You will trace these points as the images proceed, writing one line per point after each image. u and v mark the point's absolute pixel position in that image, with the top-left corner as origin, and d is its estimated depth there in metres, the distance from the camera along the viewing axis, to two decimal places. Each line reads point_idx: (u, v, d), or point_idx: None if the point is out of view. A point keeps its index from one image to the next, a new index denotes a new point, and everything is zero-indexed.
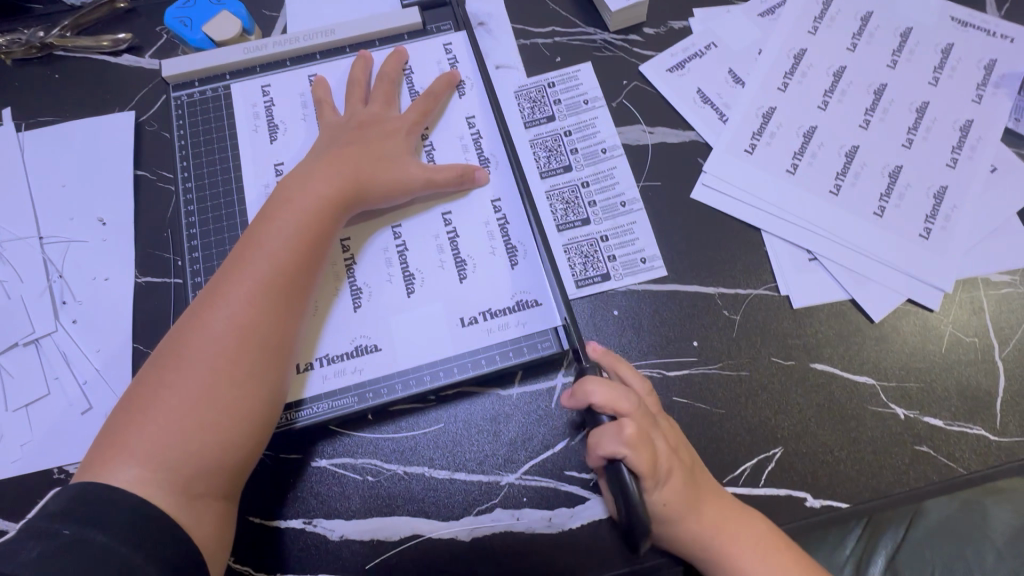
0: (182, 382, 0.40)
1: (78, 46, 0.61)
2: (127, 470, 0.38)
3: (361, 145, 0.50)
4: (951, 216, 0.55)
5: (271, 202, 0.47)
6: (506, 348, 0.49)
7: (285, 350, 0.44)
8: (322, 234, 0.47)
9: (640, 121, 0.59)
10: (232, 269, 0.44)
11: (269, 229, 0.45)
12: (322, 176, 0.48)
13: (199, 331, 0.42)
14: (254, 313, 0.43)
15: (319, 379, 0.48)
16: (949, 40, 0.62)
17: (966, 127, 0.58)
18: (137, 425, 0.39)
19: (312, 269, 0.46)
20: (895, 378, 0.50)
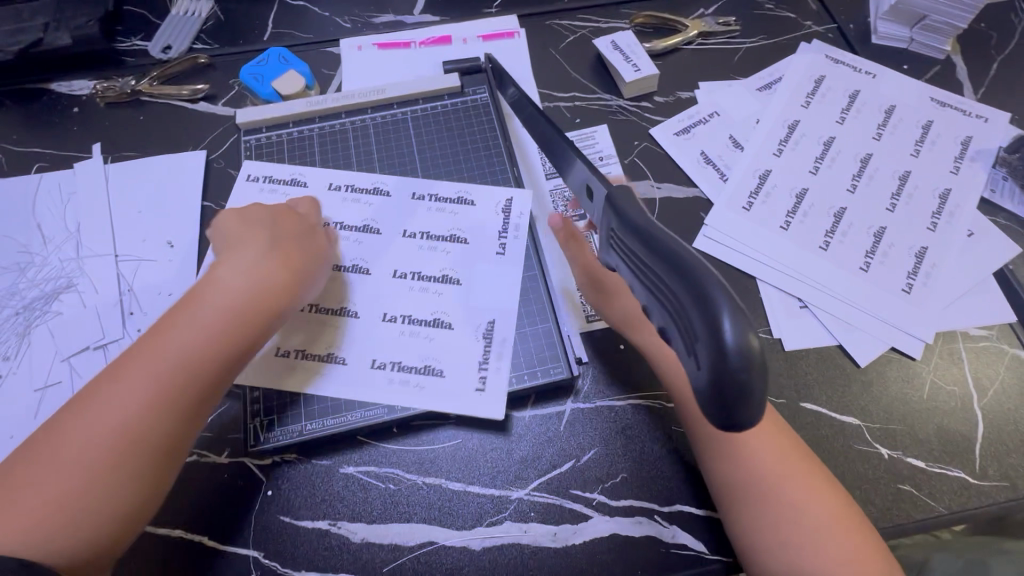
0: (71, 455, 0.41)
1: (163, 93, 0.71)
2: (7, 539, 0.38)
3: (287, 240, 0.52)
4: (931, 273, 0.60)
5: (201, 280, 0.49)
6: (521, 373, 0.55)
7: (184, 435, 0.45)
8: (248, 322, 0.48)
9: (649, 177, 0.66)
10: (140, 348, 0.45)
11: (184, 313, 0.47)
12: (244, 259, 0.50)
13: (99, 396, 0.43)
14: (148, 396, 0.43)
15: (386, 381, 0.54)
16: (928, 117, 0.69)
17: (945, 195, 0.65)
18: (19, 494, 0.40)
19: (219, 353, 0.46)
20: (880, 421, 0.54)
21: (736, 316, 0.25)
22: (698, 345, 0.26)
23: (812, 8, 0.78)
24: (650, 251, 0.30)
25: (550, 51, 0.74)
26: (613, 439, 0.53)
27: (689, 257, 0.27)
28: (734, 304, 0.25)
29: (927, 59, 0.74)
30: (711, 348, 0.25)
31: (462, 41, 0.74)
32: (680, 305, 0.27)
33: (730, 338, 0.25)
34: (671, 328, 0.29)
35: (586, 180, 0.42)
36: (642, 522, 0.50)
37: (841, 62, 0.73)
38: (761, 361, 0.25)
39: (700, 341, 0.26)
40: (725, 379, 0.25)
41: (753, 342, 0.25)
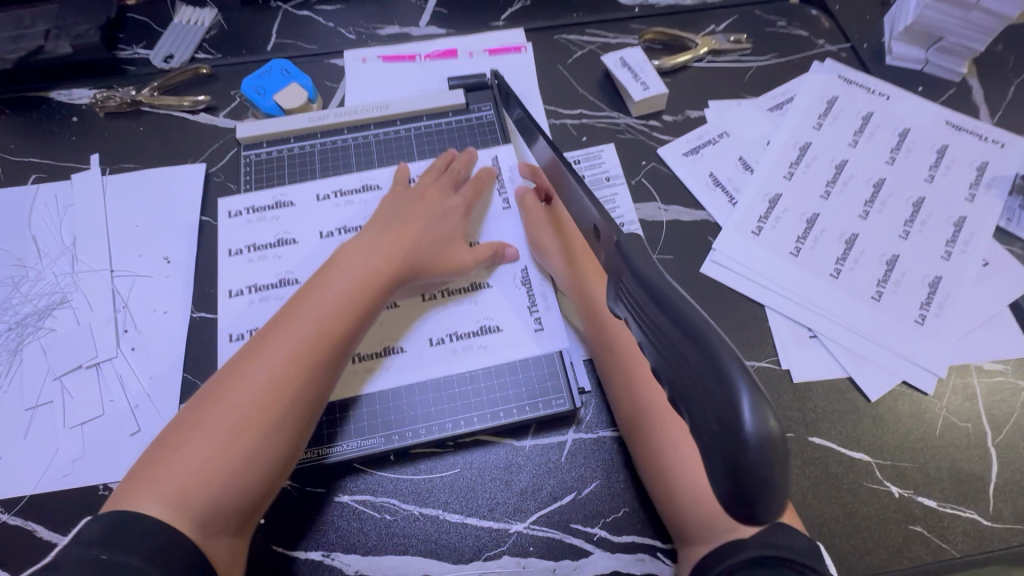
0: (214, 427, 0.44)
1: (163, 103, 0.70)
2: (153, 503, 0.41)
3: (419, 221, 0.56)
4: (945, 304, 0.59)
5: (325, 268, 0.53)
6: (522, 403, 0.53)
7: (312, 405, 0.47)
8: (370, 300, 0.51)
9: (656, 199, 0.65)
10: (277, 327, 0.49)
11: (319, 293, 0.50)
12: (371, 248, 0.53)
13: (242, 378, 0.46)
14: (292, 368, 0.47)
15: (448, 352, 0.56)
16: (943, 141, 0.68)
17: (959, 223, 0.63)
18: (167, 463, 0.43)
19: (353, 330, 0.50)
20: (890, 458, 0.53)
21: (756, 401, 0.24)
22: (713, 424, 0.25)
23: (826, 26, 0.77)
24: (664, 315, 0.29)
25: (558, 67, 0.73)
26: (616, 472, 0.52)
27: (706, 329, 0.27)
28: (754, 388, 0.24)
29: (942, 81, 0.72)
30: (727, 432, 0.24)
31: (468, 55, 0.73)
32: (693, 380, 0.26)
33: (749, 423, 0.24)
34: (680, 401, 0.28)
35: (594, 221, 0.42)
36: (644, 559, 0.49)
37: (854, 82, 0.72)
38: (781, 451, 0.24)
39: (716, 422, 0.25)
40: (740, 464, 0.24)
41: (773, 429, 0.24)
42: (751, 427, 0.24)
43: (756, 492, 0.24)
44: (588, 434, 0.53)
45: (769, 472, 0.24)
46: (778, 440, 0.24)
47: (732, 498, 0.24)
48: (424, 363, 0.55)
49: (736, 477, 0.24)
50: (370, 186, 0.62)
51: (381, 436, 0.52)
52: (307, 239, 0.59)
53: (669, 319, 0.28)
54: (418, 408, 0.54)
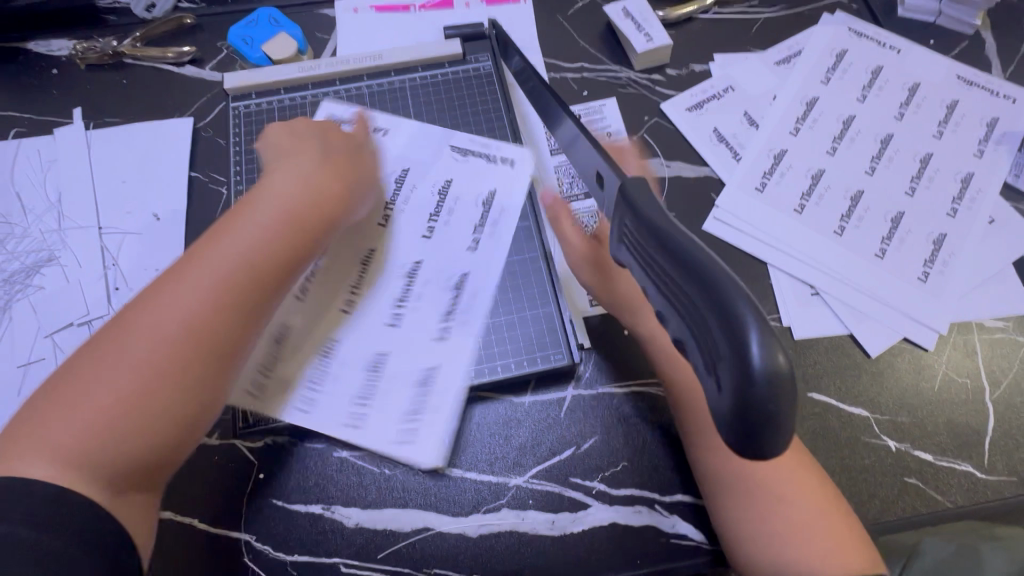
0: (111, 375, 0.38)
1: (148, 55, 0.67)
2: (42, 463, 0.36)
3: (362, 181, 0.52)
4: (948, 261, 0.58)
5: (245, 201, 0.46)
6: (520, 358, 0.53)
7: (231, 350, 0.42)
8: (303, 242, 0.46)
9: (659, 155, 0.63)
10: (187, 264, 0.42)
11: (236, 227, 0.44)
12: (299, 180, 0.47)
13: (144, 318, 0.40)
14: (204, 308, 0.40)
15: (423, 294, 0.53)
16: (954, 97, 0.66)
17: (966, 179, 0.62)
18: (57, 417, 0.37)
19: (280, 270, 0.44)
20: (888, 413, 0.53)
21: (764, 332, 0.23)
22: (721, 358, 0.24)
23: None
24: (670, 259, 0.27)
25: (558, 18, 0.70)
26: (615, 427, 0.52)
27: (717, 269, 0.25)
28: (760, 317, 0.24)
29: (955, 34, 0.70)
30: (734, 368, 0.23)
31: (465, 5, 0.69)
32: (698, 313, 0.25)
33: (756, 357, 0.23)
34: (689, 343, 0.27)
35: (598, 166, 0.39)
36: (641, 511, 0.49)
37: (865, 35, 0.69)
38: (788, 390, 0.23)
39: (724, 351, 0.24)
40: (748, 400, 0.23)
41: (781, 361, 0.23)
42: (758, 361, 0.23)
43: (761, 427, 0.23)
44: (585, 389, 0.53)
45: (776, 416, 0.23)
46: (786, 370, 0.23)
47: (736, 429, 0.24)
48: (395, 313, 0.53)
49: (744, 411, 0.24)
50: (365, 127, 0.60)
51: (340, 394, 0.49)
52: None
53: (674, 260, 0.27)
54: (386, 363, 0.51)
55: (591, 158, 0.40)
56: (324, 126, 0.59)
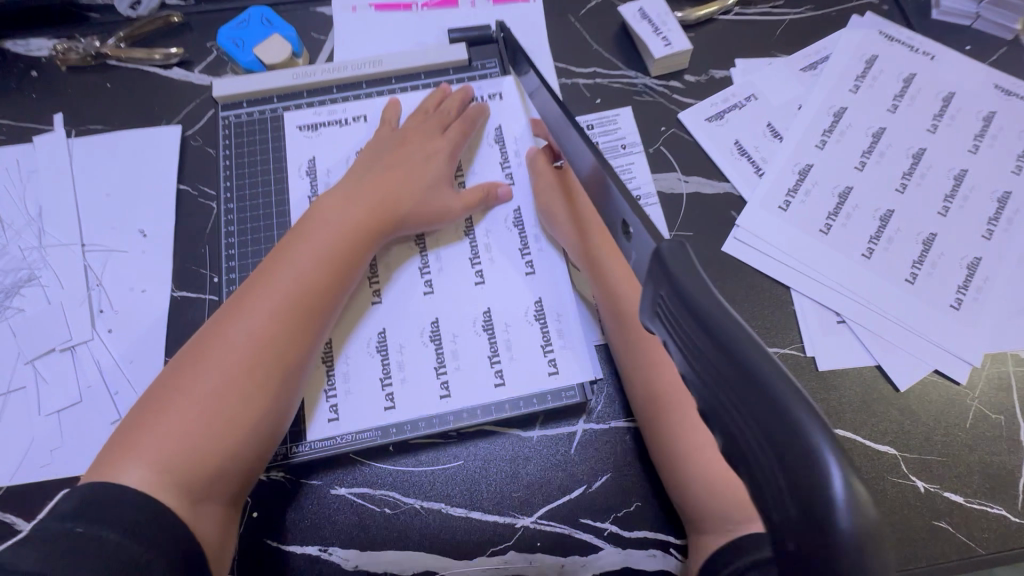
0: (198, 390, 0.41)
1: (133, 57, 0.63)
2: (137, 469, 0.38)
3: (400, 168, 0.52)
4: (983, 288, 0.55)
5: (303, 223, 0.49)
6: (529, 395, 0.49)
7: (302, 364, 0.45)
8: (357, 257, 0.48)
9: (676, 169, 0.59)
10: (257, 287, 0.45)
11: (299, 247, 0.47)
12: (352, 201, 0.49)
13: (222, 339, 0.43)
14: (282, 326, 0.44)
15: (435, 306, 0.51)
16: (991, 108, 0.62)
17: (1004, 199, 0.58)
18: (149, 427, 0.40)
19: (337, 285, 0.47)
20: (917, 451, 0.50)
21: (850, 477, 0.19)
22: (797, 504, 0.20)
23: None
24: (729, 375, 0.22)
25: (570, 19, 0.66)
26: (629, 464, 0.49)
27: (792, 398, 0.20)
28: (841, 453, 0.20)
29: (992, 39, 0.66)
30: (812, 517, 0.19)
31: (470, 4, 0.65)
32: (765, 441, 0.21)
33: (843, 510, 0.19)
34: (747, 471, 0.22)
35: (626, 216, 0.36)
36: (655, 555, 0.47)
37: (896, 39, 0.65)
38: (879, 542, 0.20)
39: (801, 497, 0.20)
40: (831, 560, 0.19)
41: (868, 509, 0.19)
42: (845, 515, 0.19)
43: None
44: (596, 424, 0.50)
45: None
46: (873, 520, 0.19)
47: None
48: (417, 298, 0.52)
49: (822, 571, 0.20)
50: (355, 117, 0.57)
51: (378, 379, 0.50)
52: (297, 205, 0.55)
53: (739, 378, 0.21)
54: (414, 345, 0.50)
55: (618, 210, 0.37)
56: (309, 120, 0.57)
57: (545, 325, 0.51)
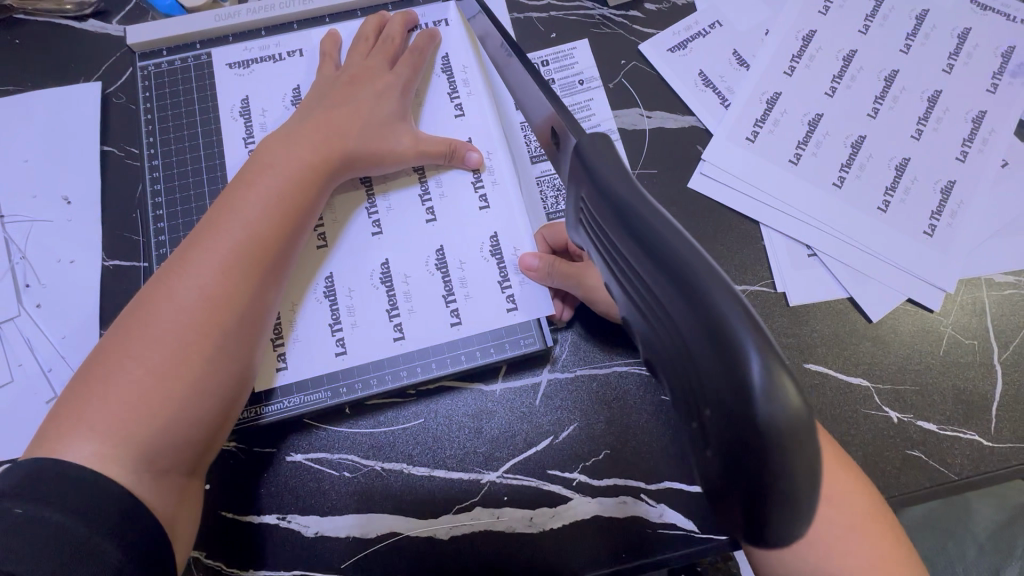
0: (145, 353, 0.36)
1: (40, 9, 0.57)
2: (85, 444, 0.34)
3: (349, 104, 0.47)
4: (957, 212, 0.53)
5: (248, 167, 0.43)
6: (486, 344, 0.46)
7: (262, 319, 0.41)
8: (310, 203, 0.44)
9: (637, 104, 0.56)
10: (201, 238, 0.40)
11: (245, 193, 0.42)
12: (301, 142, 0.44)
13: (169, 298, 0.38)
14: (234, 278, 0.39)
15: (379, 250, 0.47)
16: (966, 24, 0.59)
17: (978, 119, 0.55)
18: (95, 398, 0.35)
19: (292, 235, 0.42)
20: (890, 382, 0.49)
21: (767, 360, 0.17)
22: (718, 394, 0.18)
23: None
24: (651, 262, 0.19)
25: None
26: (596, 412, 0.47)
27: (711, 282, 0.17)
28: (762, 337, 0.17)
29: None
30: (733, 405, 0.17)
31: None
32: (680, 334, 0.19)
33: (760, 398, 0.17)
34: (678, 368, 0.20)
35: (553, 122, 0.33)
36: (626, 502, 0.45)
37: None
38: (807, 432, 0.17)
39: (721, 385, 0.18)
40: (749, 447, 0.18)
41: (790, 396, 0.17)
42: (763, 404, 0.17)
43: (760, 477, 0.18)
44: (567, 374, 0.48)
45: (792, 478, 0.18)
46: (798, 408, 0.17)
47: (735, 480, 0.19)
48: (364, 240, 0.48)
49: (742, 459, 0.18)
50: (289, 52, 0.52)
51: (327, 325, 0.46)
52: (229, 156, 0.50)
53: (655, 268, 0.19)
54: (364, 288, 0.46)
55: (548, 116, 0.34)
56: (239, 57, 0.52)
57: (501, 259, 0.47)
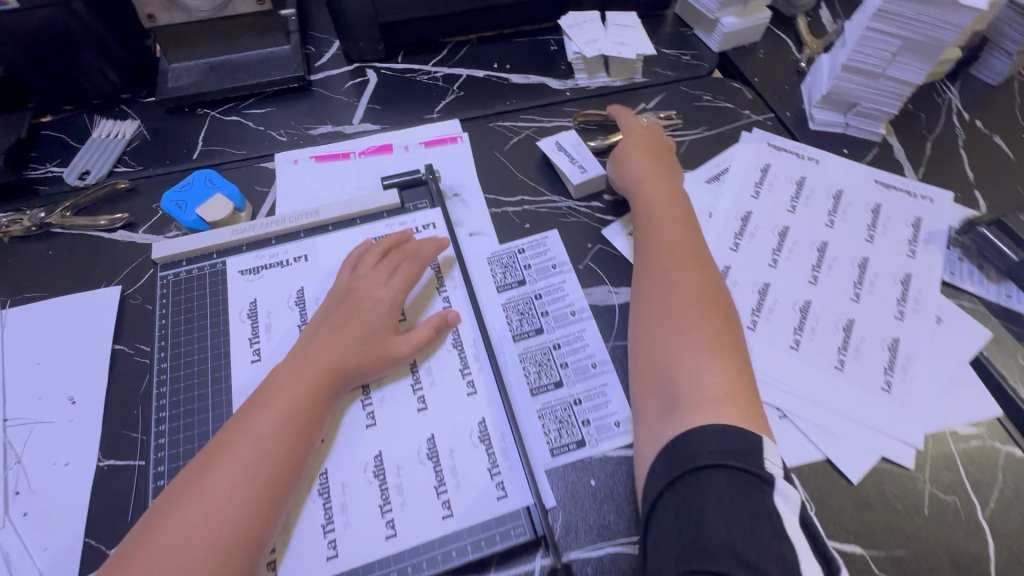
0: None
1: (76, 224, 0.65)
2: None
3: (354, 319, 0.52)
4: (907, 367, 0.57)
5: (265, 387, 0.48)
6: (476, 536, 0.45)
7: (261, 545, 0.41)
8: (316, 418, 0.47)
9: (606, 281, 0.63)
10: (215, 461, 0.43)
11: (258, 414, 0.45)
12: (312, 359, 0.49)
13: (173, 528, 0.40)
14: (238, 508, 0.41)
15: (372, 444, 0.49)
16: (877, 201, 0.69)
17: (906, 280, 0.63)
18: None
19: (298, 452, 0.45)
20: (885, 547, 0.48)
21: None
22: None
23: (748, 97, 0.80)
24: None
25: (495, 154, 0.73)
26: None
27: None
28: None
29: (864, 142, 0.75)
30: None
31: (403, 148, 0.73)
32: None
33: None
34: None
35: None
36: None
37: (783, 149, 0.74)
38: None
39: None
40: None
41: None
42: None
43: None
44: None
45: None
46: None
47: None
48: (359, 432, 0.49)
49: None
50: (296, 258, 0.59)
51: (319, 525, 0.45)
52: (235, 353, 0.54)
53: None
54: (357, 482, 0.47)
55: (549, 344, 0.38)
56: (250, 264, 0.59)
57: (490, 445, 0.49)
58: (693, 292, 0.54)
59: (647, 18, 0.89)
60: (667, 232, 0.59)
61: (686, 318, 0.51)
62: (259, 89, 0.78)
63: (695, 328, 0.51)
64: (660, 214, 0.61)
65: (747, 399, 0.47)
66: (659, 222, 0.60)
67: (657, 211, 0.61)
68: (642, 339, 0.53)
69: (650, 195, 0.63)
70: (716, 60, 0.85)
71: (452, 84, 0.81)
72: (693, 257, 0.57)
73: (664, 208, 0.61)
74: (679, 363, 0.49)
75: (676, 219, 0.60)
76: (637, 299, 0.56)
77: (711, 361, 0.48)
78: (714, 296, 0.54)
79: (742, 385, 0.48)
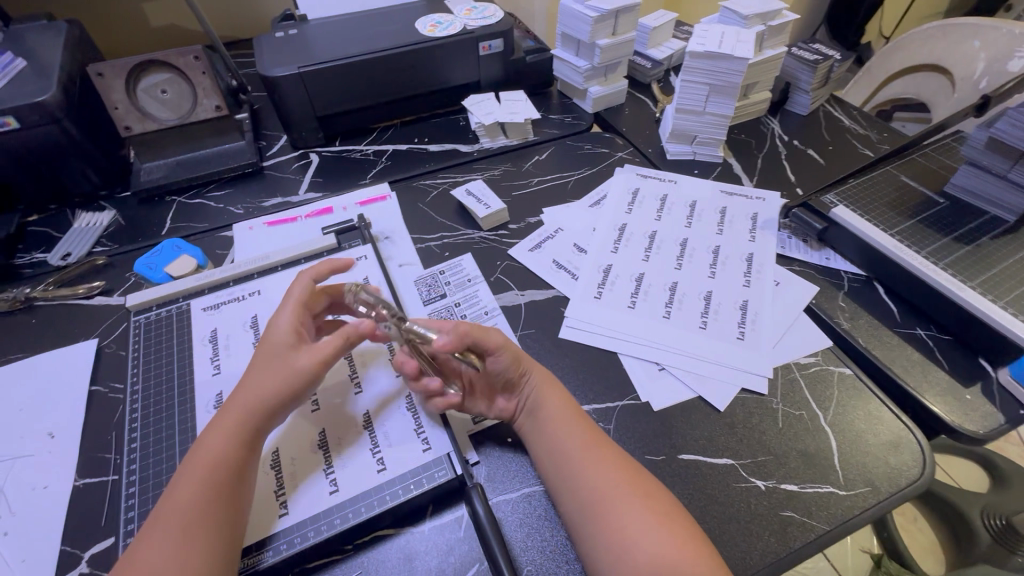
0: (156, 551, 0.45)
1: (58, 296, 0.76)
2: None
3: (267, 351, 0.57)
4: (756, 320, 0.71)
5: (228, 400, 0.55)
6: (406, 482, 0.54)
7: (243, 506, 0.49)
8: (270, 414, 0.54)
9: (513, 287, 0.76)
10: (199, 449, 0.51)
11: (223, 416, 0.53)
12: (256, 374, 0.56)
13: (174, 505, 0.48)
14: (222, 481, 0.49)
15: (316, 422, 0.59)
16: (723, 205, 0.87)
17: (749, 258, 0.79)
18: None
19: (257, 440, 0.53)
20: (749, 456, 0.59)
21: None
22: None
23: (619, 142, 1.01)
24: None
25: (418, 204, 0.89)
26: (516, 528, 0.54)
27: None
28: None
29: (711, 164, 0.96)
30: None
31: (342, 208, 0.88)
32: None
33: None
34: None
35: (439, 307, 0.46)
36: None
37: (648, 176, 0.93)
38: None
39: None
40: None
41: None
42: None
43: None
44: (474, 491, 0.53)
45: None
46: None
47: None
48: (304, 416, 0.59)
49: None
50: (250, 293, 0.72)
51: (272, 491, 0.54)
52: (197, 371, 0.64)
53: None
54: (304, 455, 0.56)
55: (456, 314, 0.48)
56: (211, 302, 0.71)
57: (415, 413, 0.60)
58: (607, 486, 0.52)
59: (536, 95, 1.12)
60: (588, 469, 0.53)
61: (619, 493, 0.51)
62: (219, 176, 0.94)
63: (633, 521, 0.49)
64: (579, 448, 0.55)
65: (686, 532, 0.49)
66: (583, 471, 0.53)
67: (576, 450, 0.54)
68: (601, 563, 0.48)
69: (542, 419, 0.57)
70: (592, 119, 1.07)
71: (381, 157, 0.99)
72: (588, 438, 0.56)
73: (554, 405, 0.58)
74: (622, 532, 0.49)
75: (565, 411, 0.57)
76: (585, 542, 0.50)
77: (652, 518, 0.49)
78: (611, 446, 0.55)
79: (673, 509, 0.51)
